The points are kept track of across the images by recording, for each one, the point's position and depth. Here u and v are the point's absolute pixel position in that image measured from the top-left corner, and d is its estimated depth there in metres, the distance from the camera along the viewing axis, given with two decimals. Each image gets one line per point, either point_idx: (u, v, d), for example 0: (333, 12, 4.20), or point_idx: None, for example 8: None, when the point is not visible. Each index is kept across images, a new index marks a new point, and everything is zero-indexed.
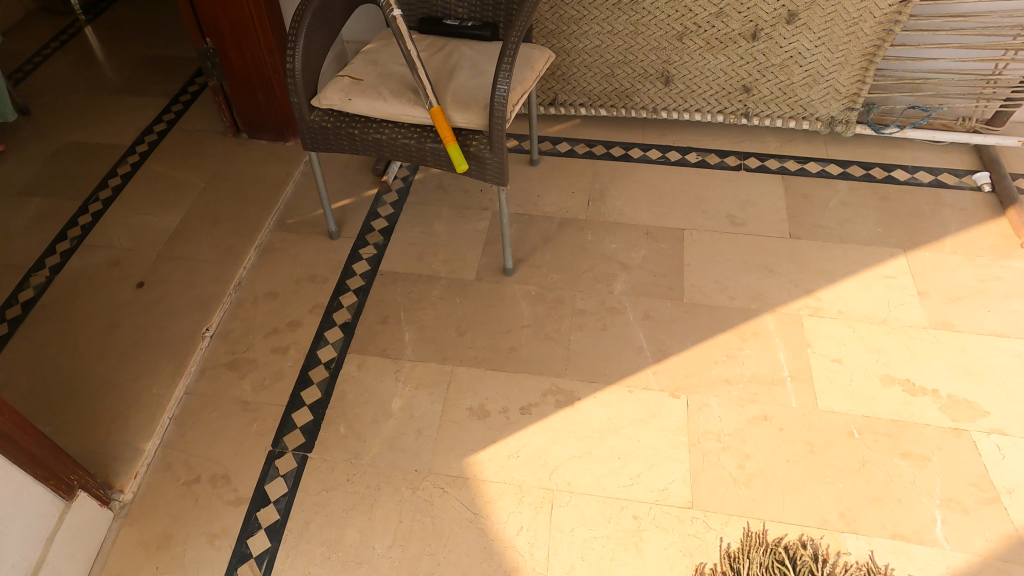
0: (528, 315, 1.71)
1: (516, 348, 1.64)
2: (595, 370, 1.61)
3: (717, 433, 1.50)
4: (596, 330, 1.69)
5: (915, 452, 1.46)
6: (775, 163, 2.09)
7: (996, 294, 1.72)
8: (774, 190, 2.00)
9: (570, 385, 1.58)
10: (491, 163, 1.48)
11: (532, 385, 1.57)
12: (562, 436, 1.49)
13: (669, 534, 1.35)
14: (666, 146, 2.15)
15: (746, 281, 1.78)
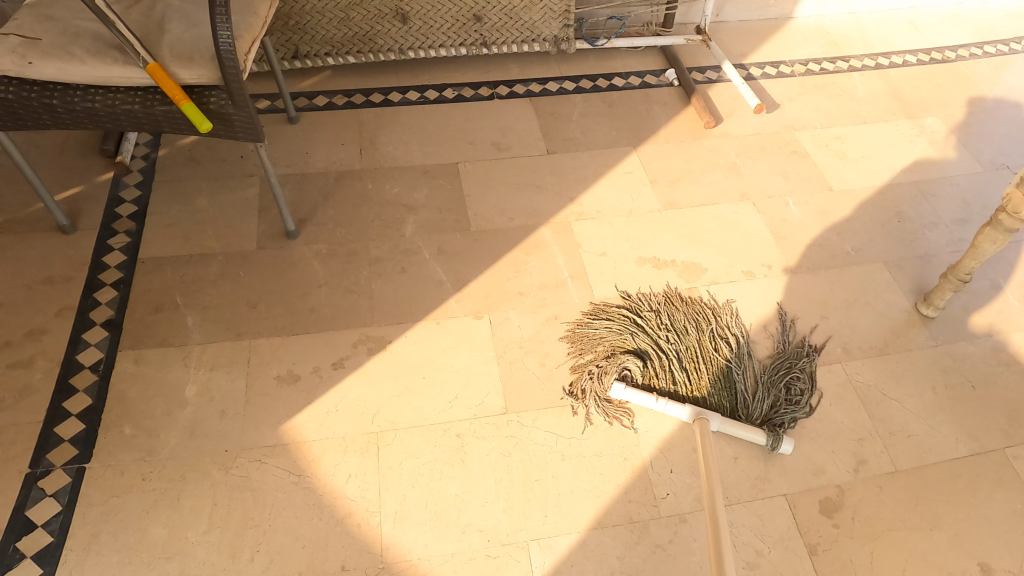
0: (322, 272, 1.71)
1: (316, 307, 1.64)
2: (399, 312, 1.66)
3: (518, 341, 1.64)
4: (392, 272, 1.73)
5: (667, 316, 1.72)
6: (522, 87, 2.24)
7: (698, 170, 2.06)
8: (526, 113, 2.16)
9: (376, 331, 1.62)
10: (240, 119, 1.44)
11: (339, 340, 1.60)
12: (378, 380, 1.54)
13: (490, 441, 1.47)
14: (421, 87, 2.19)
15: (521, 201, 1.93)
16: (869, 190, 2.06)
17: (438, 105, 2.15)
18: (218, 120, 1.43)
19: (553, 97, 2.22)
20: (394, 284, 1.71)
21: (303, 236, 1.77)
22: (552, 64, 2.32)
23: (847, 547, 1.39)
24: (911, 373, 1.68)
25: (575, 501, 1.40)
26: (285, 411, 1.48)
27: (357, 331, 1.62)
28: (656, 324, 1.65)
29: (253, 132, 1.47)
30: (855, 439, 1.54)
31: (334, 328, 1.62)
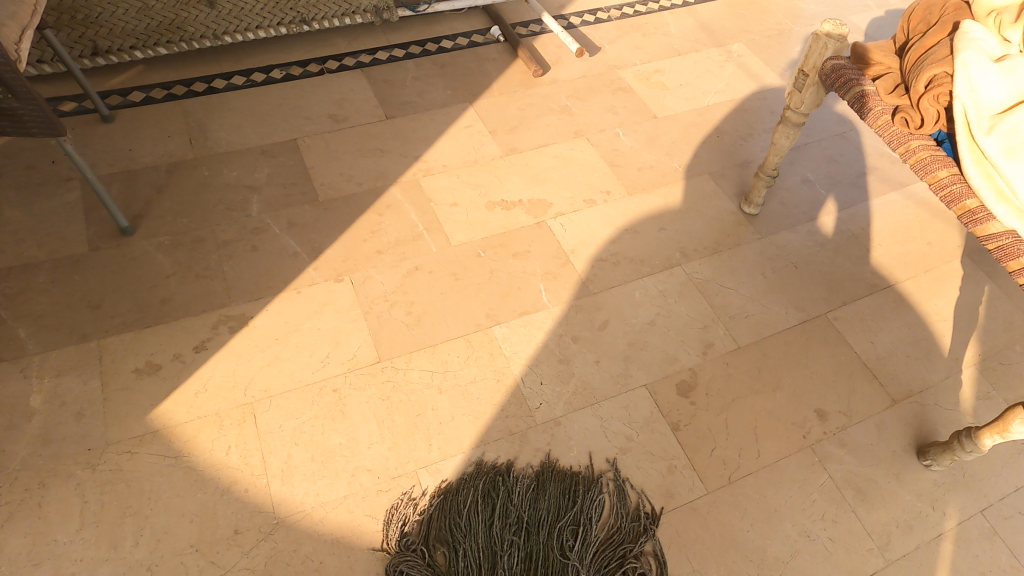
0: (166, 263, 1.66)
1: (165, 298, 1.60)
2: (256, 288, 1.64)
3: (383, 295, 1.68)
4: (243, 252, 1.71)
5: (521, 250, 1.82)
6: (351, 60, 2.26)
7: (534, 116, 2.17)
8: (360, 83, 2.18)
9: (233, 310, 1.60)
10: (28, 115, 1.39)
11: (198, 324, 1.57)
12: (246, 353, 1.54)
13: (367, 390, 1.51)
14: (246, 70, 2.15)
15: (366, 166, 1.96)
16: (688, 112, 2.25)
17: (269, 87, 2.12)
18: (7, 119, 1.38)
19: (383, 66, 2.25)
20: (245, 263, 1.69)
21: (140, 231, 1.71)
22: (379, 35, 2.35)
23: (704, 419, 1.55)
24: (741, 264, 1.85)
25: (455, 428, 1.48)
26: (147, 402, 1.44)
27: (214, 313, 1.59)
28: (479, 513, 1.37)
29: (49, 126, 1.41)
30: (700, 328, 1.70)
31: (189, 315, 1.58)
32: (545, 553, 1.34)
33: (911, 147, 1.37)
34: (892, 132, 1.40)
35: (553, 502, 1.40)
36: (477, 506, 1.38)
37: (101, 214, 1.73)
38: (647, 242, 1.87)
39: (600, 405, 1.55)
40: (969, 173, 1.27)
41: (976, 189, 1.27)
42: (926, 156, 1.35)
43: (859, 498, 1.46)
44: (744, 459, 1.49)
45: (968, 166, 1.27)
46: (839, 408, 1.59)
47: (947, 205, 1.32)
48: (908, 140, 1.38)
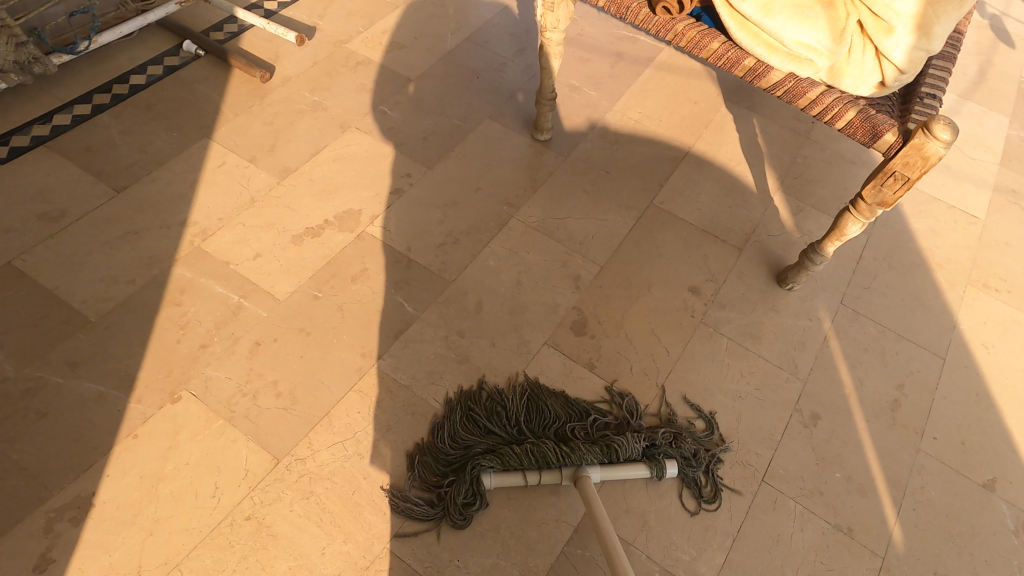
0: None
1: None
2: (75, 459, 1.29)
3: (238, 391, 1.42)
4: (30, 426, 1.31)
5: (356, 272, 1.64)
6: (22, 137, 1.75)
7: (286, 124, 1.90)
8: (55, 159, 1.71)
9: (60, 499, 1.24)
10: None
11: (27, 541, 1.20)
12: (113, 537, 1.22)
13: (283, 499, 1.29)
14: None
15: (126, 255, 1.57)
16: (436, 63, 2.15)
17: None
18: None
19: (72, 132, 1.78)
20: (40, 436, 1.31)
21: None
22: (46, 92, 1.87)
23: (610, 345, 1.59)
24: (562, 189, 1.88)
25: (399, 483, 1.34)
26: None
27: (38, 513, 1.23)
28: (493, 426, 1.42)
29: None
30: (561, 266, 1.71)
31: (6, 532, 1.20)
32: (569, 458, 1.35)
33: (679, 31, 1.49)
34: (658, 22, 1.52)
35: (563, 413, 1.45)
36: (497, 428, 1.42)
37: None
38: (469, 210, 1.80)
39: (519, 383, 1.50)
40: (738, 38, 1.43)
41: (748, 50, 1.43)
42: (695, 34, 1.48)
43: (752, 346, 1.64)
44: (658, 362, 1.58)
45: (735, 33, 1.42)
46: (707, 277, 1.75)
47: (731, 70, 1.47)
48: (674, 25, 1.50)
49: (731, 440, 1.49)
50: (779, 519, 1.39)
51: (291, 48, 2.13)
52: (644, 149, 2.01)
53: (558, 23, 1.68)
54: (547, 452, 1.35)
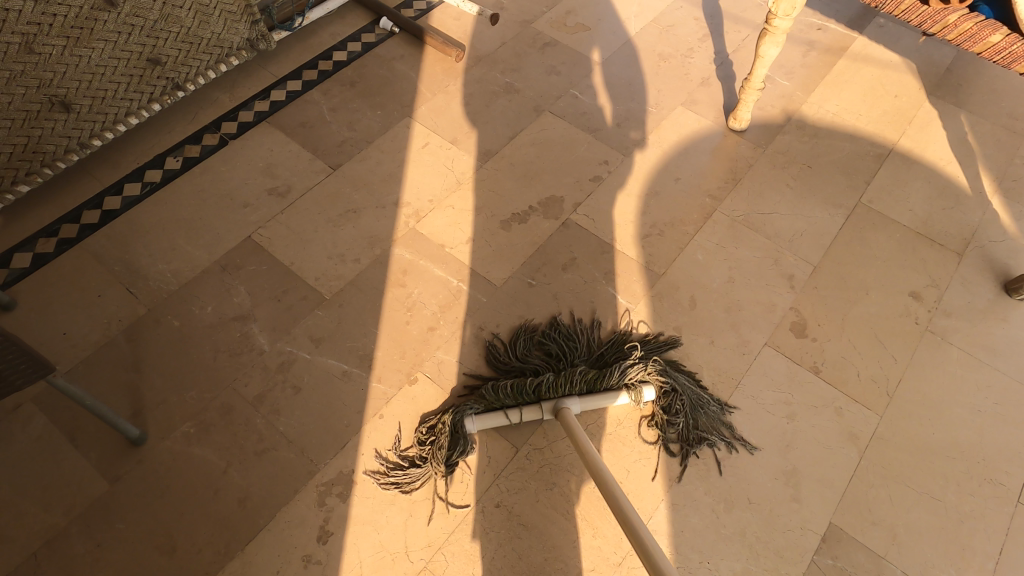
0: (210, 451, 1.33)
1: (241, 490, 1.29)
2: (333, 436, 1.35)
3: (470, 376, 1.44)
4: (289, 400, 1.39)
5: (567, 260, 1.61)
6: (247, 113, 1.85)
7: (483, 105, 1.90)
8: (276, 136, 1.79)
9: (326, 475, 1.32)
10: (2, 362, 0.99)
11: (301, 508, 1.28)
12: (377, 516, 1.29)
13: (528, 487, 1.33)
14: (135, 174, 1.72)
15: (349, 233, 1.61)
16: (623, 48, 2.12)
17: (174, 181, 1.71)
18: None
19: (287, 109, 1.86)
20: (299, 411, 1.38)
21: (154, 431, 1.35)
22: (259, 70, 1.96)
23: (833, 349, 1.55)
24: (767, 181, 1.82)
25: (637, 481, 1.37)
26: None
27: (309, 487, 1.31)
28: (527, 352, 1.46)
29: (25, 362, 1.02)
30: (774, 262, 1.66)
31: (282, 500, 1.29)
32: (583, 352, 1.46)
33: (952, 23, 1.47)
34: (925, 13, 1.49)
35: (607, 346, 1.48)
36: (536, 352, 1.46)
37: (80, 430, 1.34)
38: (675, 199, 1.75)
39: (742, 385, 1.48)
40: None
41: None
42: (972, 27, 1.46)
43: (983, 359, 1.57)
44: (888, 370, 1.53)
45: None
46: (927, 283, 1.68)
47: (1011, 63, 1.48)
48: (943, 17, 1.48)
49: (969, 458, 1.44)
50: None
51: (481, 26, 2.15)
52: (844, 144, 1.94)
53: (789, 11, 1.62)
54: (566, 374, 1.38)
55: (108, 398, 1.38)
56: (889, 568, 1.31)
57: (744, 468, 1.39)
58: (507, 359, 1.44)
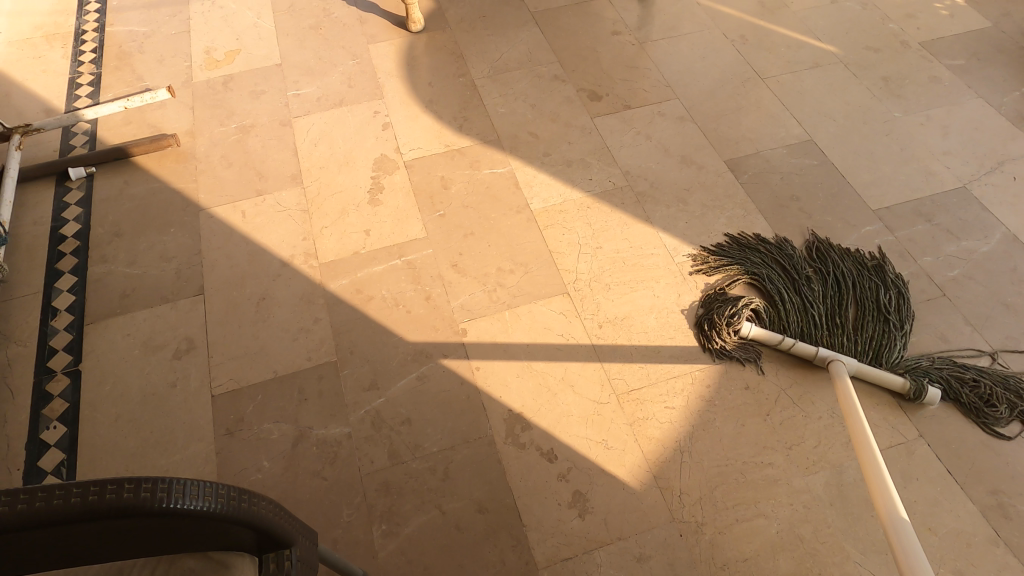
0: (415, 520, 1.19)
1: (472, 503, 1.21)
2: (468, 410, 1.32)
3: (486, 292, 1.50)
4: (411, 431, 1.30)
5: (440, 180, 1.73)
6: (63, 332, 1.46)
7: (239, 153, 1.79)
8: (107, 318, 1.48)
9: (500, 430, 1.30)
10: (304, 550, 0.82)
11: (519, 460, 1.26)
12: (557, 406, 1.33)
13: (600, 297, 1.50)
14: (30, 477, 1.27)
15: (284, 312, 1.48)
16: (273, 36, 2.10)
17: (81, 441, 1.31)
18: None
19: (92, 298, 1.51)
20: (429, 428, 1.30)
21: (363, 566, 1.15)
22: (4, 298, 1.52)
23: (621, 88, 1.99)
24: (475, 42, 2.11)
25: (635, 234, 1.62)
26: (621, 495, 1.23)
27: (502, 449, 1.28)
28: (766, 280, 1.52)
29: (309, 542, 0.84)
30: (540, 79, 2.01)
31: (501, 474, 1.25)
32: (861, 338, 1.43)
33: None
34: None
35: (834, 282, 1.53)
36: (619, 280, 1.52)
37: None
38: (440, 95, 1.96)
39: (609, 145, 1.82)
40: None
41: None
42: None
43: (675, 33, 2.17)
44: (652, 75, 2.03)
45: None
46: (611, 22, 2.20)
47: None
48: None
49: (726, 76, 2.04)
50: (788, 86, 2.02)
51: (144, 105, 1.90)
52: None
53: None
54: (827, 339, 1.44)
55: None
56: (764, 150, 1.83)
57: (666, 180, 1.74)
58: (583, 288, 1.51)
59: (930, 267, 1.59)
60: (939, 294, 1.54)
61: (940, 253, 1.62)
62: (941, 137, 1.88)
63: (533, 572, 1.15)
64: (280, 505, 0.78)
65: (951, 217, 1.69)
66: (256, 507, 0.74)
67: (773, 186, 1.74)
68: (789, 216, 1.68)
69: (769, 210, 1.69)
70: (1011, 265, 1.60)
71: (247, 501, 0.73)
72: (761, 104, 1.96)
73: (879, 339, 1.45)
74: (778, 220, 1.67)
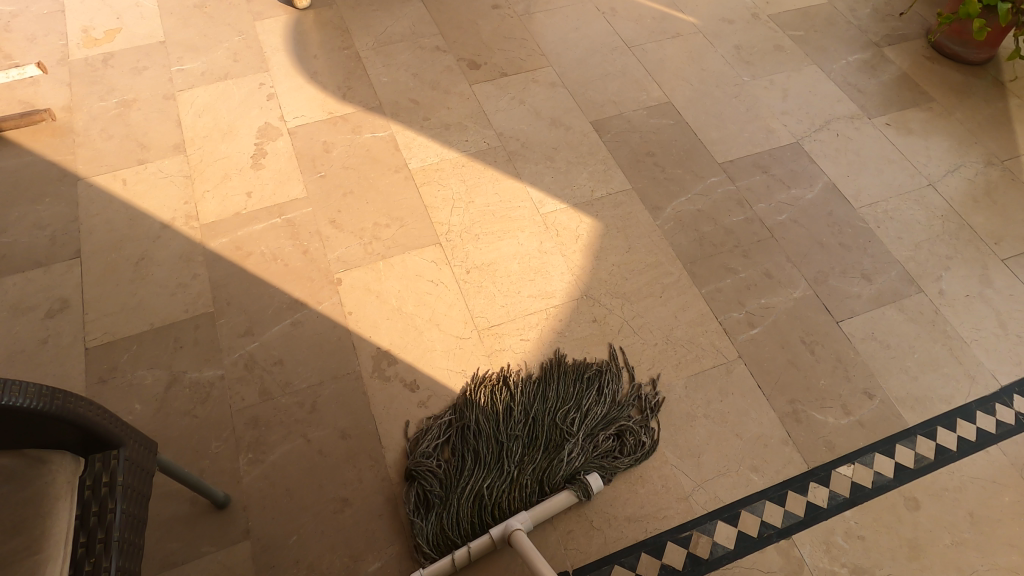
0: (281, 448, 1.29)
1: (336, 431, 1.31)
2: (339, 350, 1.41)
3: (363, 244, 1.59)
4: (282, 370, 1.38)
5: (321, 144, 1.81)
6: None
7: (122, 125, 1.84)
8: None
9: (367, 366, 1.40)
10: (137, 453, 0.89)
11: (382, 392, 1.37)
12: (423, 346, 1.43)
13: (468, 247, 1.60)
14: None
15: (163, 270, 1.54)
16: (160, 12, 2.14)
17: None
18: (128, 496, 0.86)
19: None
20: (301, 367, 1.39)
21: (229, 491, 1.24)
22: None
23: (499, 58, 2.10)
24: (361, 17, 2.19)
25: (505, 189, 1.73)
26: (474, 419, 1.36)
27: (369, 382, 1.38)
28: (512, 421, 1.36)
29: (142, 447, 0.92)
30: (422, 50, 2.10)
31: (365, 404, 1.35)
32: (516, 497, 1.26)
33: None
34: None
35: (561, 394, 1.39)
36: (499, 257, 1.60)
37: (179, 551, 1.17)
38: (325, 66, 2.03)
39: (487, 109, 1.94)
40: None
41: None
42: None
43: (555, 7, 2.30)
44: (530, 45, 2.15)
45: None
46: None
47: None
48: None
49: (598, 46, 2.18)
50: (655, 56, 2.17)
51: (24, 82, 1.93)
52: None
53: None
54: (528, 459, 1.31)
55: (161, 516, 1.20)
56: (628, 112, 1.97)
57: (536, 140, 1.86)
58: (449, 239, 1.61)
59: (762, 212, 1.76)
60: (768, 237, 1.70)
61: (772, 201, 1.79)
62: (781, 101, 2.08)
63: (388, 485, 1.27)
64: (101, 407, 0.84)
65: (782, 169, 1.87)
66: (73, 406, 0.80)
67: (632, 144, 1.89)
68: (643, 170, 1.83)
69: (628, 165, 1.83)
70: (828, 211, 1.78)
71: (62, 400, 0.79)
72: (629, 72, 2.11)
73: (584, 463, 1.31)
74: (636, 174, 1.82)
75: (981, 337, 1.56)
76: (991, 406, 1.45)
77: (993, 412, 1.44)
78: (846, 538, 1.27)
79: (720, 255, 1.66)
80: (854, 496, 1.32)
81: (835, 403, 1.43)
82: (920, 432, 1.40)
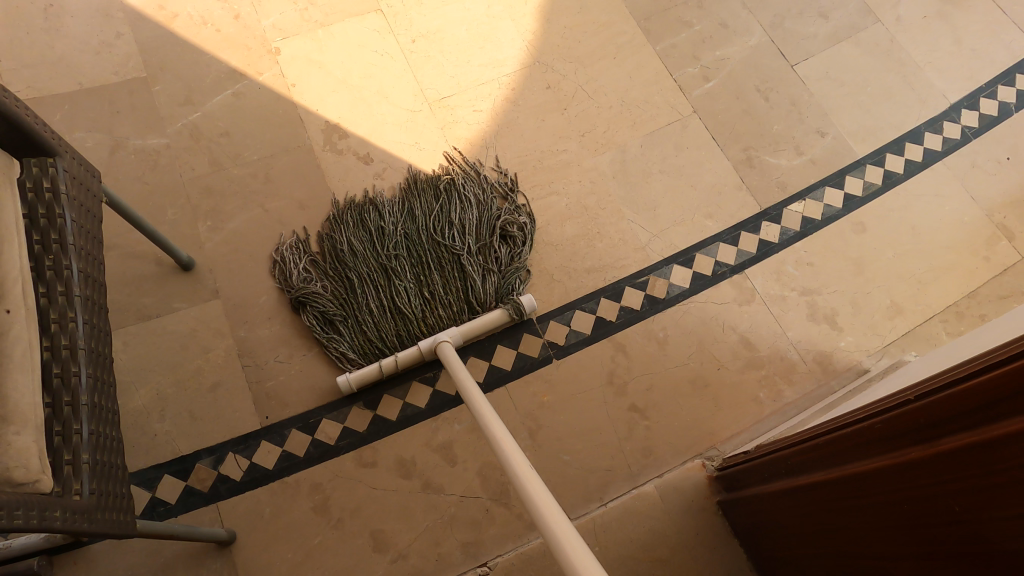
0: (238, 217, 1.28)
1: (292, 201, 1.30)
2: (286, 121, 1.36)
3: (299, 8, 1.46)
4: (229, 141, 1.34)
5: None
6: None
7: None
8: None
9: (318, 138, 1.35)
10: (72, 168, 0.81)
11: (335, 164, 1.34)
12: (372, 117, 1.38)
13: (412, 13, 1.48)
14: None
15: (80, 23, 1.39)
16: None
17: None
18: (74, 207, 0.79)
19: None
20: (248, 139, 1.34)
21: (190, 253, 1.25)
22: None
23: None
24: None
25: None
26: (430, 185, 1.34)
27: (321, 154, 1.34)
28: (387, 219, 1.28)
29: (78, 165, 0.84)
30: None
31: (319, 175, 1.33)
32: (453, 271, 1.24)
33: None
34: None
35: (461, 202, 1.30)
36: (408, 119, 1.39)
37: (149, 306, 1.21)
38: None
39: None
40: None
41: None
42: None
43: None
44: None
45: None
46: None
47: None
48: None
49: None
50: None
51: None
52: None
53: None
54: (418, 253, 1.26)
55: (127, 276, 1.22)
56: None
57: None
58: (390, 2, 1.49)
59: None
60: None
61: None
62: None
63: None
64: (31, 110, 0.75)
65: None
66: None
67: None
68: None
69: None
70: None
71: None
72: None
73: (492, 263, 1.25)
74: None
75: (936, 57, 1.54)
76: (938, 124, 1.48)
77: (940, 130, 1.47)
78: (796, 266, 1.32)
79: (675, 8, 1.56)
80: (804, 230, 1.36)
81: (788, 146, 1.44)
82: (869, 163, 1.43)
